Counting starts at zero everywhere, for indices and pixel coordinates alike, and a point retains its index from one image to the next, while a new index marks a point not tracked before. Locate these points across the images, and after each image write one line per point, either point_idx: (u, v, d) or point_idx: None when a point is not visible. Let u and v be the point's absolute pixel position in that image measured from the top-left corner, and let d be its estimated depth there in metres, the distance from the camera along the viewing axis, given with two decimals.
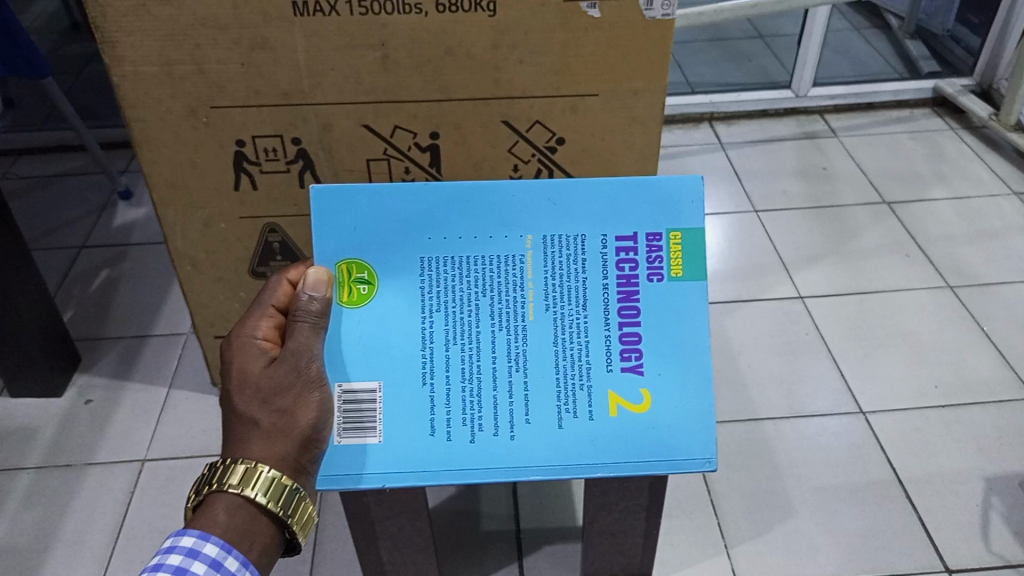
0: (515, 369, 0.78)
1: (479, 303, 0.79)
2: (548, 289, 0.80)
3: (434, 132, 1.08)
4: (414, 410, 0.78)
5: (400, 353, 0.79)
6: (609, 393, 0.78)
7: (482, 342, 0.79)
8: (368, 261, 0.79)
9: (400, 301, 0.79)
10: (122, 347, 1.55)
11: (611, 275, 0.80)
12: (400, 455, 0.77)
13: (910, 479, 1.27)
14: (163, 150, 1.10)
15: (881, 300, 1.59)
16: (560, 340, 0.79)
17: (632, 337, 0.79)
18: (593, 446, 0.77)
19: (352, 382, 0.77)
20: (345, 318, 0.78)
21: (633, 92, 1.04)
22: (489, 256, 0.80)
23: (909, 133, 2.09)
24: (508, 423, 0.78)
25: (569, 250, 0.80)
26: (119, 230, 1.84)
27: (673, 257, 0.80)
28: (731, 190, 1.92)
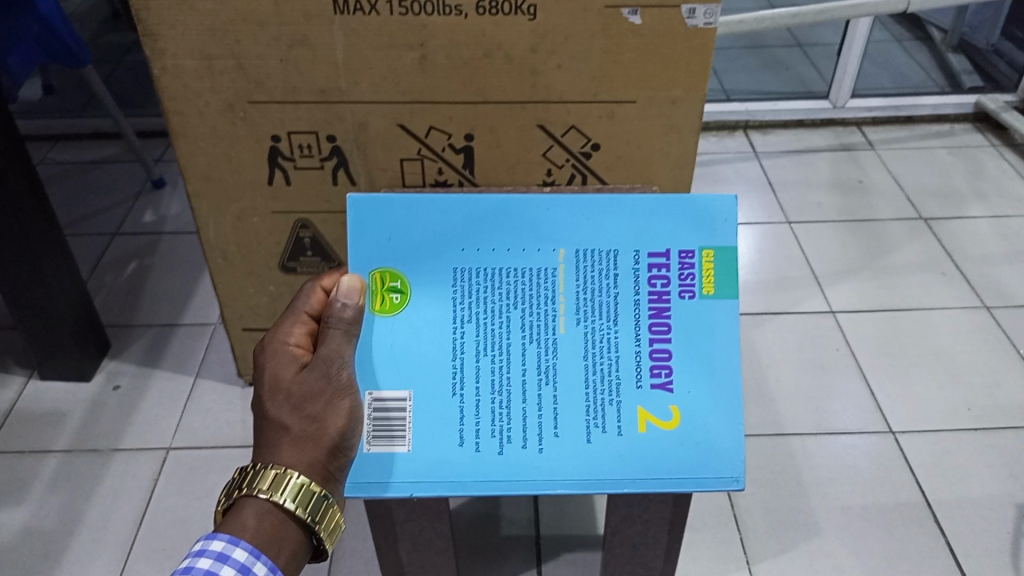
0: (545, 383, 0.77)
1: (510, 314, 0.79)
2: (580, 302, 0.79)
3: (469, 134, 1.08)
4: (442, 421, 0.76)
5: (429, 363, 0.78)
6: (638, 409, 0.77)
7: (512, 354, 0.78)
8: (402, 270, 0.79)
9: (432, 311, 0.79)
10: (151, 334, 1.56)
11: (644, 291, 0.79)
12: (427, 466, 0.75)
13: (939, 502, 1.24)
14: (200, 143, 1.11)
15: (914, 318, 1.57)
16: (590, 354, 0.78)
17: (663, 354, 0.78)
18: (622, 463, 0.76)
19: (382, 391, 0.76)
20: (377, 327, 0.78)
21: (672, 101, 1.03)
22: (522, 268, 0.80)
23: (948, 148, 2.06)
24: (537, 436, 0.76)
25: (602, 264, 0.80)
26: (152, 219, 1.86)
27: (706, 275, 0.79)
28: (764, 200, 1.90)
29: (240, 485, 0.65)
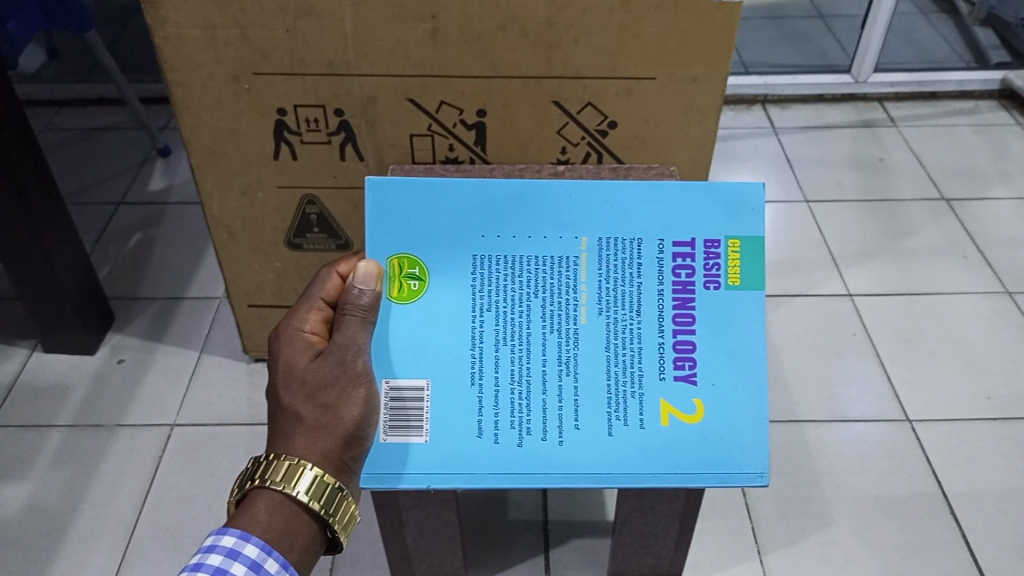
0: (565, 373, 0.79)
1: (531, 304, 0.81)
2: (601, 293, 0.81)
3: (481, 110, 1.07)
4: (463, 409, 0.78)
5: (450, 352, 0.80)
6: (662, 401, 0.79)
7: (533, 343, 0.80)
8: (420, 257, 0.81)
9: (453, 301, 0.81)
10: (156, 307, 1.54)
11: (667, 281, 0.81)
12: (448, 454, 0.77)
13: (955, 494, 1.22)
14: (204, 116, 1.08)
15: (934, 303, 1.53)
16: (612, 344, 0.80)
17: (686, 347, 0.80)
18: (643, 453, 0.78)
19: (398, 379, 0.78)
20: (393, 314, 0.80)
21: (693, 78, 1.03)
22: (544, 257, 0.82)
23: (973, 127, 2.00)
24: (558, 427, 0.78)
25: (624, 254, 0.82)
26: (157, 188, 1.83)
27: (731, 266, 0.81)
28: (781, 177, 1.86)
29: (254, 478, 0.63)
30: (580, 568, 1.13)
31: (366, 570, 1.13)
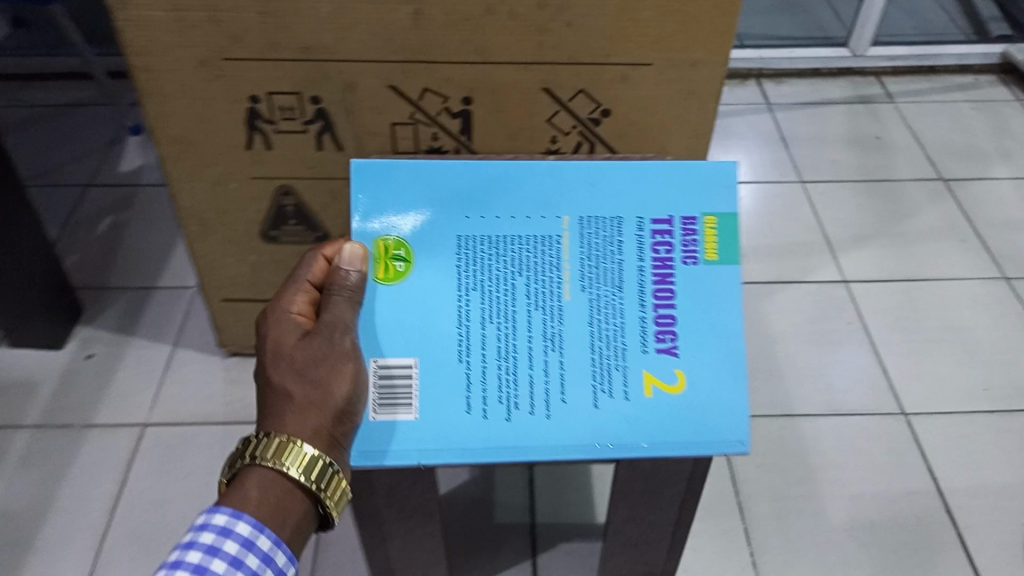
0: (552, 349, 0.71)
1: (514, 281, 0.73)
2: (584, 268, 0.73)
3: (467, 98, 1.00)
4: (448, 386, 0.70)
5: (432, 331, 0.71)
6: (644, 372, 0.70)
7: (516, 320, 0.71)
8: (404, 236, 0.74)
9: (437, 276, 0.73)
10: (126, 298, 1.48)
11: (646, 257, 0.73)
12: (435, 434, 0.68)
13: (953, 491, 1.19)
14: (171, 103, 1.00)
15: (931, 289, 1.49)
16: (595, 319, 0.72)
17: (669, 317, 0.72)
18: (627, 430, 0.69)
19: (387, 356, 0.70)
20: (380, 296, 0.72)
21: (691, 64, 0.96)
22: (524, 235, 0.74)
23: (971, 103, 1.95)
24: (542, 402, 0.69)
25: (606, 231, 0.74)
26: (130, 169, 1.75)
27: (708, 240, 0.74)
28: (775, 156, 1.81)
29: (241, 456, 0.57)
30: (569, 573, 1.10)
31: None
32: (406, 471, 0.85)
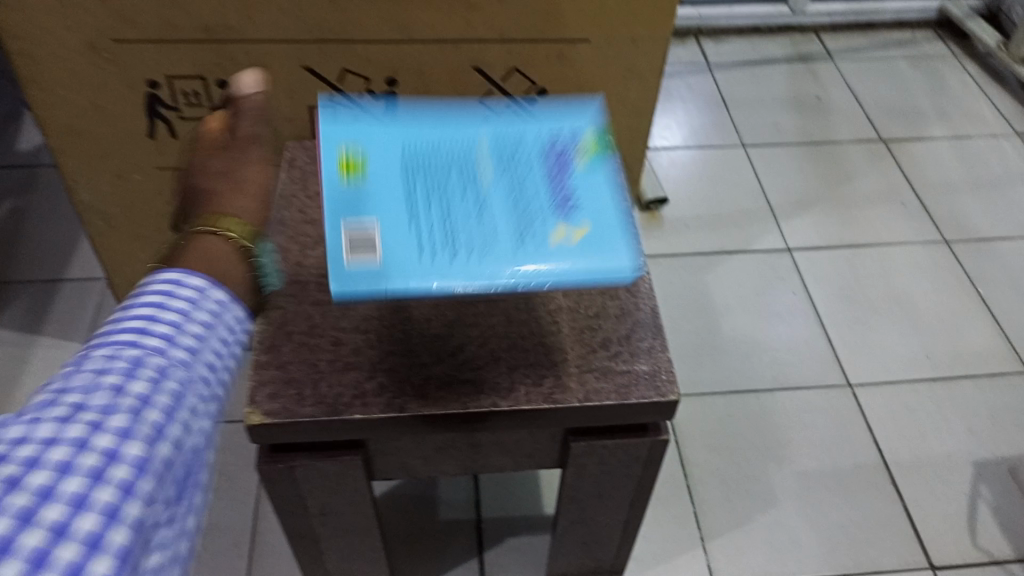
0: (479, 211, 0.62)
1: (444, 180, 0.64)
2: (502, 170, 0.65)
3: (391, 79, 0.94)
4: (388, 233, 0.59)
5: (383, 220, 0.60)
6: (562, 223, 0.61)
7: (448, 201, 0.62)
8: (350, 147, 0.65)
9: (384, 177, 0.63)
10: (33, 293, 1.37)
11: (545, 164, 0.66)
12: (368, 274, 0.56)
13: (898, 463, 1.19)
14: (59, 90, 0.91)
15: (873, 255, 1.48)
16: (514, 197, 0.63)
17: (571, 193, 0.63)
18: (546, 265, 0.58)
19: (353, 223, 0.59)
20: (333, 187, 0.62)
21: (631, 39, 0.92)
22: (440, 147, 0.67)
23: (909, 60, 1.95)
24: (471, 246, 0.59)
25: (517, 152, 0.67)
26: (28, 148, 1.62)
27: (586, 147, 0.68)
28: (716, 119, 1.77)
29: None
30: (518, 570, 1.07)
31: None
32: (339, 491, 0.80)
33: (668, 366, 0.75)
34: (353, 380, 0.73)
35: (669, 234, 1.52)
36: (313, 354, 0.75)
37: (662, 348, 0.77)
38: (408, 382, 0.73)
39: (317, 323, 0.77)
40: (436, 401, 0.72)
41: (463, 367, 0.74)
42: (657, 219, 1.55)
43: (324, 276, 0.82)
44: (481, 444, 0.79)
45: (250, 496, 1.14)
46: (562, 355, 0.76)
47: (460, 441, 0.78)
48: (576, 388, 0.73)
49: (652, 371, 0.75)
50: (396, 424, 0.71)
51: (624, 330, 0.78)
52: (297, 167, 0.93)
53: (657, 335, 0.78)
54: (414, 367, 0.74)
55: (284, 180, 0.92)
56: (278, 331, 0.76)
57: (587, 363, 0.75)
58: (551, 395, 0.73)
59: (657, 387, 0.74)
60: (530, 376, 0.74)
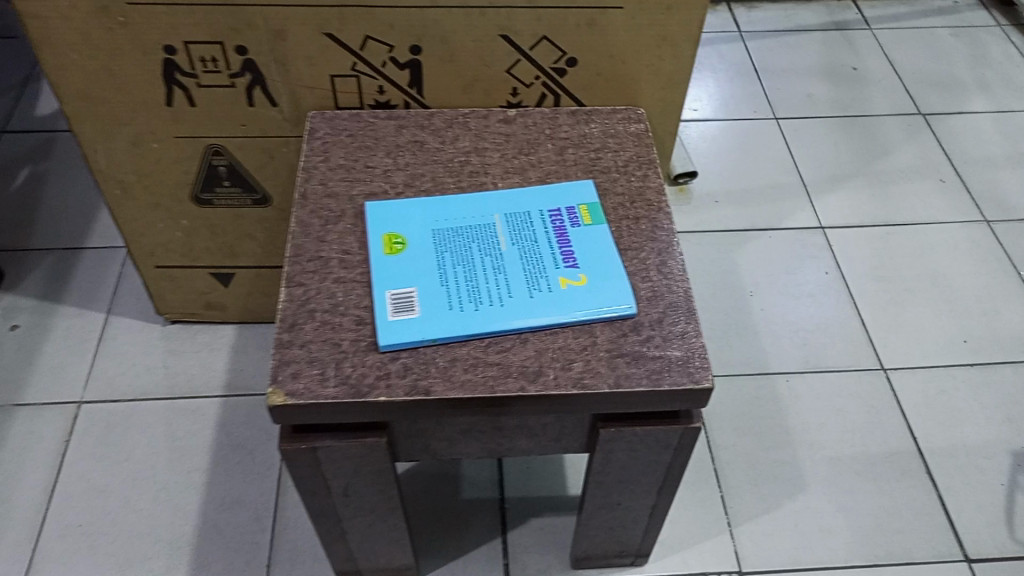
0: (499, 272, 0.77)
1: (470, 250, 0.79)
2: (514, 237, 0.80)
3: (415, 46, 0.90)
4: (429, 305, 0.74)
5: (422, 281, 0.76)
6: (561, 277, 0.76)
7: (474, 268, 0.77)
8: (394, 231, 0.80)
9: (422, 251, 0.79)
10: (52, 260, 1.36)
11: (548, 228, 0.81)
12: (417, 328, 0.72)
13: (932, 451, 1.16)
14: (73, 55, 0.88)
15: (910, 233, 1.44)
16: (526, 264, 0.78)
17: (571, 245, 0.80)
18: (555, 316, 0.73)
19: (393, 313, 0.73)
20: (383, 265, 0.77)
21: (666, 7, 0.88)
22: (464, 225, 0.81)
23: (951, 29, 1.88)
24: (494, 298, 0.74)
25: (526, 223, 0.82)
26: (47, 113, 1.61)
27: (582, 212, 0.83)
28: (748, 89, 1.72)
29: None
30: (541, 552, 1.05)
31: (306, 566, 1.03)
32: (361, 473, 0.78)
33: (703, 351, 0.72)
34: (377, 361, 0.70)
35: (698, 209, 1.48)
36: (336, 333, 0.72)
37: (697, 332, 0.73)
38: (432, 364, 0.70)
39: (339, 301, 0.74)
40: (462, 384, 0.69)
41: (489, 349, 0.71)
42: (686, 193, 1.50)
43: (347, 252, 0.79)
44: (507, 428, 0.76)
45: (271, 471, 1.12)
46: (592, 339, 0.72)
47: (485, 425, 0.75)
48: (606, 373, 0.70)
49: (686, 357, 0.71)
50: (420, 407, 0.69)
51: (657, 313, 0.74)
52: (319, 138, 0.90)
53: (691, 319, 0.74)
54: (439, 348, 0.71)
55: (306, 152, 0.89)
56: (300, 309, 0.74)
57: (618, 347, 0.72)
58: (581, 380, 0.70)
59: (691, 374, 0.70)
60: (559, 360, 0.71)
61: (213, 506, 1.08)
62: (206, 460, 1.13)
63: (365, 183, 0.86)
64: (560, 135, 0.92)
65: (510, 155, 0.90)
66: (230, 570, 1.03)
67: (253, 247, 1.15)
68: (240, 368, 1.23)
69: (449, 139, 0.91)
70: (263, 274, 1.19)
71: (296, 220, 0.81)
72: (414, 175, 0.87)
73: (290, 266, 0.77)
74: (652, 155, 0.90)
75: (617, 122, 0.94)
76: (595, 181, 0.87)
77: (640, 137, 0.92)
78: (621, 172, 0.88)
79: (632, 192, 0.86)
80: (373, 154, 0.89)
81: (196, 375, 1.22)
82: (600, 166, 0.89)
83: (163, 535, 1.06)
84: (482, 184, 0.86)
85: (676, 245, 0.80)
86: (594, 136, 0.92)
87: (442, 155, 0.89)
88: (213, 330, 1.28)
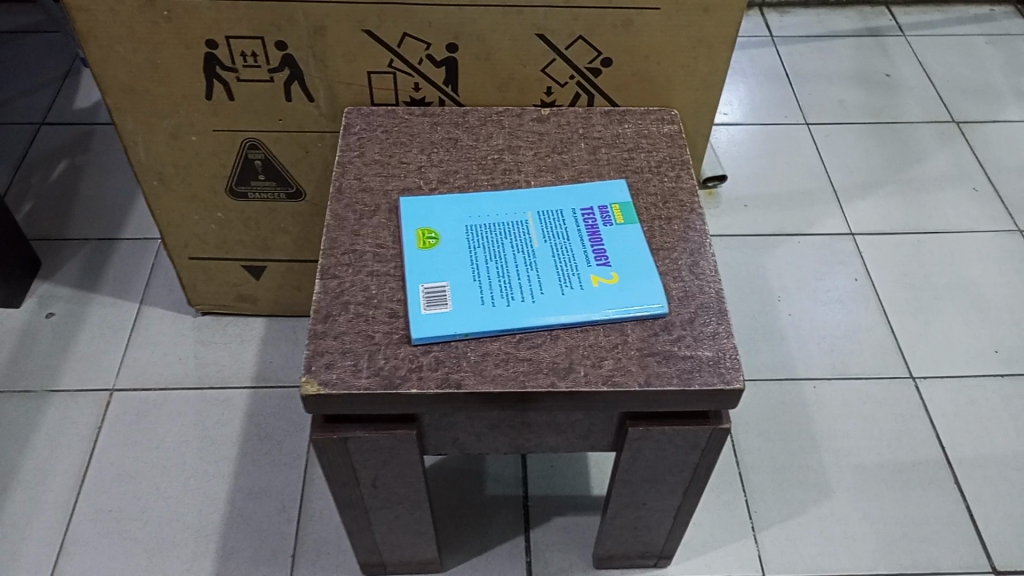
0: (530, 268, 0.78)
1: (503, 247, 0.80)
2: (547, 235, 0.81)
3: (452, 44, 0.91)
4: (462, 300, 0.74)
5: (455, 275, 0.77)
6: (592, 275, 0.77)
7: (506, 264, 0.78)
8: (429, 226, 0.81)
9: (455, 246, 0.79)
10: (88, 250, 1.38)
11: (581, 226, 0.82)
12: (450, 322, 0.72)
13: (960, 460, 1.15)
14: (118, 47, 0.90)
15: (941, 241, 1.42)
16: (558, 261, 0.78)
17: (603, 244, 0.80)
18: (587, 313, 0.73)
19: (427, 306, 0.74)
20: (417, 259, 0.78)
21: (704, 9, 0.88)
22: (498, 222, 0.82)
23: (986, 36, 1.86)
24: (525, 294, 0.75)
25: (559, 220, 0.82)
26: (85, 106, 1.64)
27: (614, 211, 0.83)
28: (779, 94, 1.71)
29: None
30: (563, 550, 1.05)
31: (330, 557, 1.04)
32: (390, 464, 0.78)
33: (733, 352, 0.72)
34: (409, 353, 0.71)
35: (726, 212, 1.47)
36: (369, 326, 0.73)
37: (728, 333, 0.73)
38: (464, 358, 0.71)
39: (373, 294, 0.75)
40: (493, 378, 0.70)
41: (521, 344, 0.72)
42: (715, 196, 1.50)
43: (381, 246, 0.79)
44: (536, 424, 0.76)
45: (298, 462, 1.13)
46: (623, 337, 0.73)
47: (514, 420, 0.76)
48: (636, 371, 0.70)
49: (716, 357, 0.71)
50: (452, 400, 0.70)
51: (688, 313, 0.74)
52: (355, 134, 0.91)
53: (723, 320, 0.74)
54: (471, 343, 0.72)
55: (342, 147, 0.90)
56: (335, 301, 0.75)
57: (649, 346, 0.72)
58: (611, 378, 0.70)
59: (721, 374, 0.70)
60: (589, 357, 0.71)
61: (240, 495, 1.10)
62: (234, 450, 1.14)
63: (400, 179, 0.87)
64: (593, 134, 0.93)
65: (543, 154, 0.90)
66: (256, 559, 1.04)
67: (285, 241, 1.16)
68: (269, 360, 1.25)
69: (482, 137, 0.92)
70: (294, 268, 1.21)
71: (331, 213, 0.82)
72: (448, 172, 0.88)
73: (326, 259, 0.78)
74: (685, 157, 0.90)
75: (650, 123, 0.94)
76: (628, 181, 0.87)
77: (673, 138, 0.92)
78: (654, 172, 0.88)
79: (665, 193, 0.86)
80: (408, 151, 0.90)
81: (226, 366, 1.24)
82: (632, 166, 0.89)
83: (191, 522, 1.07)
84: (515, 182, 0.87)
85: (708, 245, 0.80)
86: (627, 136, 0.92)
87: (475, 152, 0.90)
88: (243, 322, 1.30)
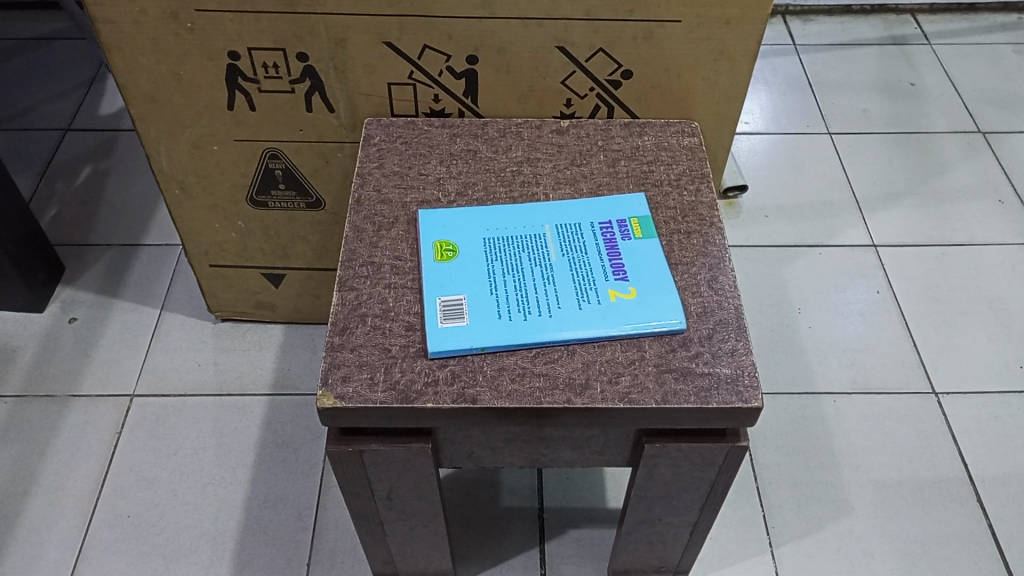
0: (548, 283, 0.77)
1: (522, 261, 0.79)
2: (565, 248, 0.80)
3: (472, 56, 0.91)
4: (481, 313, 0.74)
5: (473, 289, 0.76)
6: (609, 290, 0.76)
7: (524, 277, 0.78)
8: (448, 239, 0.81)
9: (473, 258, 0.79)
10: (110, 256, 1.40)
11: (598, 240, 0.81)
12: (468, 336, 0.72)
13: (982, 479, 1.13)
14: (141, 58, 0.91)
15: (965, 255, 1.41)
16: (575, 276, 0.78)
17: (621, 258, 0.80)
18: (604, 329, 0.73)
19: (445, 319, 0.73)
20: (434, 271, 0.78)
21: (726, 22, 0.88)
22: (517, 236, 0.82)
23: (1013, 45, 1.84)
24: (543, 307, 0.75)
25: (577, 235, 0.82)
26: (109, 112, 1.66)
27: (632, 224, 0.83)
28: (801, 103, 1.70)
29: None
30: (578, 563, 1.05)
31: (345, 566, 1.04)
32: (405, 477, 0.78)
33: (752, 370, 0.71)
34: (426, 367, 0.71)
35: (746, 222, 1.46)
36: (386, 339, 0.73)
37: (746, 350, 0.72)
38: (480, 372, 0.71)
39: (390, 306, 0.75)
40: (509, 394, 0.69)
41: (537, 360, 0.72)
42: (735, 207, 1.49)
43: (399, 259, 0.79)
44: (551, 439, 0.76)
45: (314, 470, 1.14)
46: (640, 353, 0.72)
47: (529, 434, 0.75)
48: (653, 389, 0.70)
49: (734, 375, 0.70)
50: (467, 414, 0.70)
51: (706, 330, 0.74)
52: (375, 145, 0.92)
53: (741, 336, 0.73)
54: (487, 357, 0.72)
55: (361, 158, 0.90)
56: (352, 314, 0.75)
57: (666, 363, 0.71)
58: (628, 395, 0.69)
59: (740, 393, 0.69)
60: (606, 374, 0.71)
61: (257, 502, 1.10)
62: (251, 457, 1.15)
63: (418, 191, 0.87)
64: (612, 147, 0.92)
65: (562, 167, 0.90)
66: (272, 566, 1.04)
67: (304, 249, 1.17)
68: (287, 368, 1.25)
69: (501, 149, 0.92)
70: (313, 276, 1.21)
71: (350, 225, 0.82)
72: (467, 184, 0.88)
73: (344, 271, 0.78)
74: (705, 170, 0.89)
75: (670, 136, 0.94)
76: (647, 195, 0.86)
77: (693, 151, 0.92)
78: (673, 186, 0.87)
79: (684, 207, 0.85)
80: (426, 163, 0.90)
81: (245, 373, 1.25)
82: (652, 179, 0.88)
83: (208, 529, 1.08)
84: (533, 195, 0.87)
85: (728, 260, 0.79)
86: (647, 149, 0.92)
87: (494, 165, 0.90)
88: (262, 328, 1.31)
